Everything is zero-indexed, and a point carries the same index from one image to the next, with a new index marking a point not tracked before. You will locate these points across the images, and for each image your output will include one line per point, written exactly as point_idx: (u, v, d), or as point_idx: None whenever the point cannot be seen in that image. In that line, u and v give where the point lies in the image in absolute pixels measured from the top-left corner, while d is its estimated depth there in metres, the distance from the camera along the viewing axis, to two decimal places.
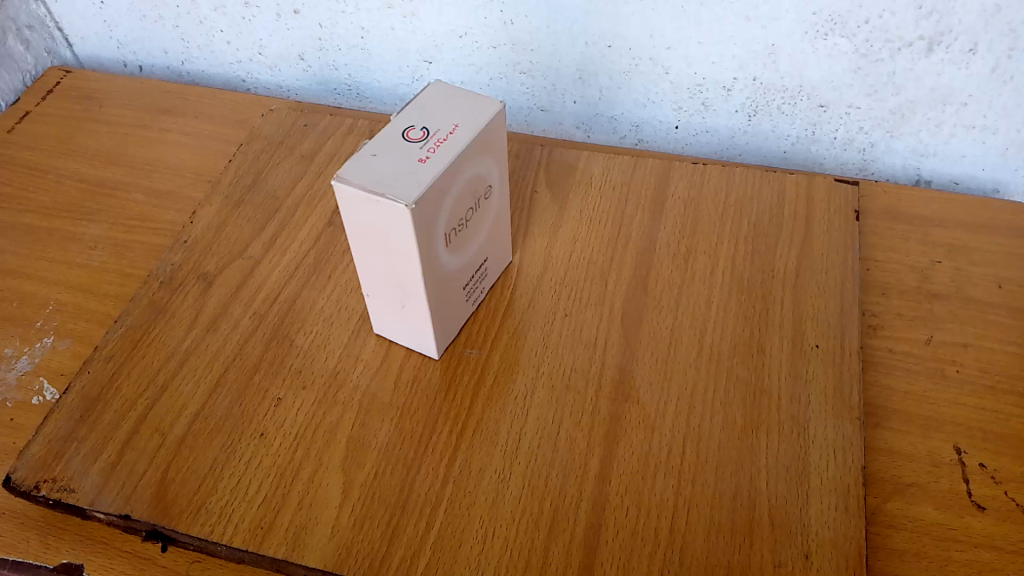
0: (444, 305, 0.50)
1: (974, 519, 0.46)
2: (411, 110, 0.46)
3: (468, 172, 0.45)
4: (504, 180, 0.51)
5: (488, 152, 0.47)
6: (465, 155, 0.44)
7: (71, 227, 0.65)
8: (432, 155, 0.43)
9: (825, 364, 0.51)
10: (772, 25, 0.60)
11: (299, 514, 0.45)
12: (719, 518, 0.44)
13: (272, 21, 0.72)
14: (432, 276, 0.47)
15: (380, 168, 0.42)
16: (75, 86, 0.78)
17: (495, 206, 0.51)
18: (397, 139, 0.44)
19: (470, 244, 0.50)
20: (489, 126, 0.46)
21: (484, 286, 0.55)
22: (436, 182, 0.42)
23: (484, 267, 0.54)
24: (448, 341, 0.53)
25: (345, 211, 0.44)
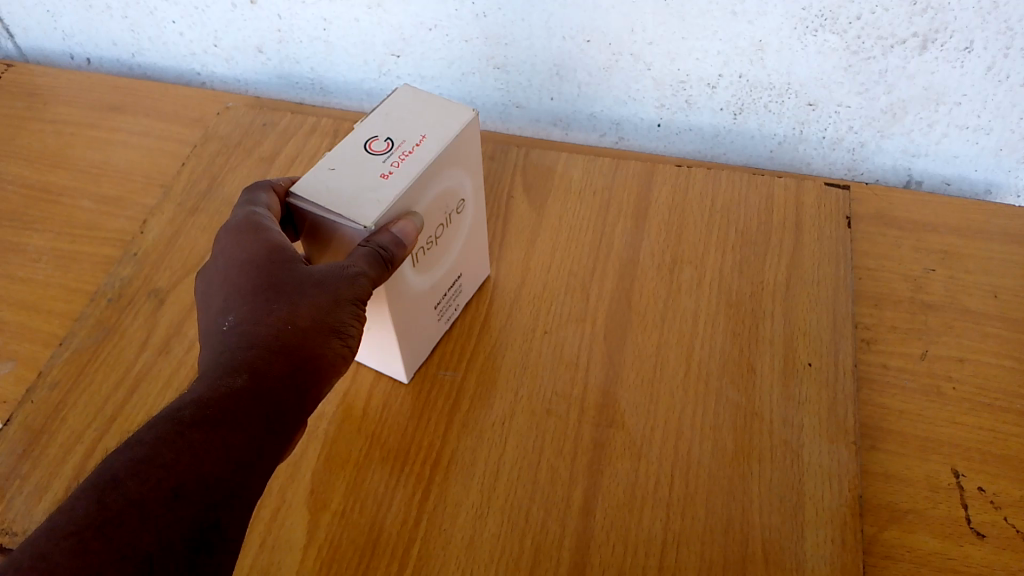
0: (413, 328, 0.47)
1: (974, 547, 0.44)
2: (376, 118, 0.42)
3: (436, 186, 0.42)
4: (479, 192, 0.48)
5: (460, 165, 0.43)
6: (434, 169, 0.41)
7: (13, 238, 0.60)
8: (395, 170, 0.39)
9: (818, 384, 0.48)
10: (759, 21, 0.57)
11: (260, 557, 0.42)
12: (710, 555, 0.42)
13: (227, 11, 0.68)
14: (396, 299, 0.43)
15: (338, 184, 0.39)
16: (16, 82, 0.73)
17: (470, 219, 0.48)
18: (358, 151, 0.40)
19: (440, 260, 0.47)
20: (462, 136, 0.42)
21: (458, 302, 0.52)
22: (400, 200, 0.38)
23: (458, 284, 0.50)
24: (418, 364, 0.50)
25: (303, 228, 0.40)
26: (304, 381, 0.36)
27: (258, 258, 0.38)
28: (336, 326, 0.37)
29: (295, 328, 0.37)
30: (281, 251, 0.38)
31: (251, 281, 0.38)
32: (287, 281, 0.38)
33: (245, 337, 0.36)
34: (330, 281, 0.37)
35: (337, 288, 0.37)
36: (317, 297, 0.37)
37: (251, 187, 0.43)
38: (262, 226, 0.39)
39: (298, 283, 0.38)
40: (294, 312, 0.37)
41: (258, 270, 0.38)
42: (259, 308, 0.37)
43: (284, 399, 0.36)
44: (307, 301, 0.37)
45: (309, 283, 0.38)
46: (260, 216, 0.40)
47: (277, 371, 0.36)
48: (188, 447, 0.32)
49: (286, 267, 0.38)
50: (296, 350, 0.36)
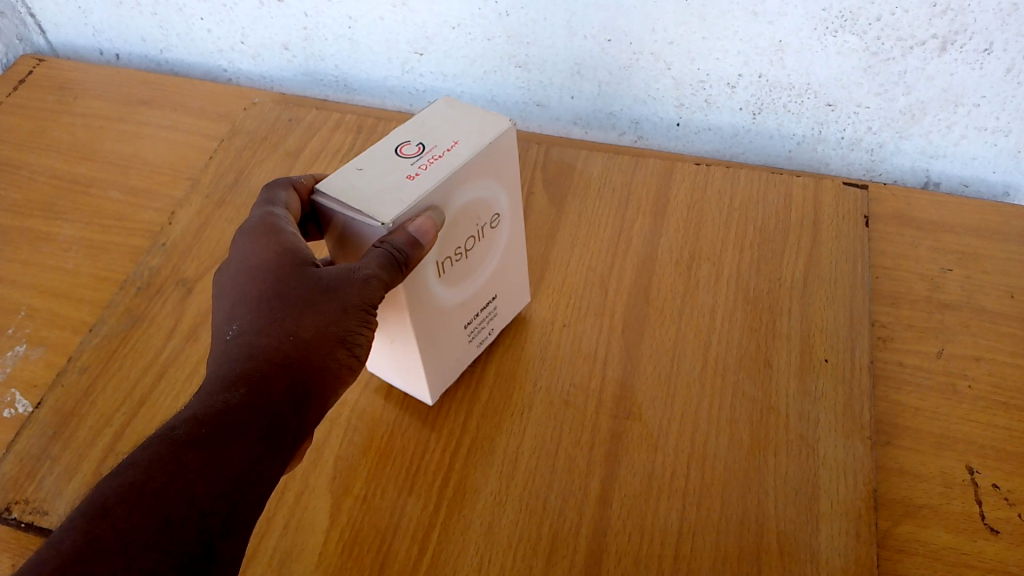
0: (441, 343, 0.45)
1: (988, 543, 0.44)
2: (411, 126, 0.43)
3: (465, 195, 0.41)
4: (516, 208, 0.47)
5: (493, 175, 0.43)
6: (461, 176, 0.40)
7: (44, 227, 0.62)
8: (421, 173, 0.39)
9: (834, 380, 0.49)
10: (780, 21, 0.58)
11: (284, 539, 0.43)
12: (726, 544, 0.42)
13: (255, 8, 0.69)
14: (419, 310, 0.42)
15: (363, 184, 0.39)
16: (48, 76, 0.74)
17: (505, 238, 0.47)
18: (388, 154, 0.41)
19: (472, 278, 0.45)
20: (494, 145, 0.42)
21: (494, 326, 0.51)
22: (423, 203, 0.38)
23: (494, 306, 0.49)
24: (447, 383, 0.49)
25: (328, 229, 0.41)
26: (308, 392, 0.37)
27: (267, 265, 0.39)
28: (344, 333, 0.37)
29: (301, 337, 0.37)
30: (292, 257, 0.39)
31: (261, 286, 0.38)
32: (296, 288, 0.38)
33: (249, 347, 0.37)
34: (340, 288, 0.37)
35: (346, 295, 0.37)
36: (326, 304, 0.37)
37: (271, 186, 0.43)
38: (278, 228, 0.40)
39: (306, 291, 0.38)
40: (300, 322, 0.37)
41: (268, 277, 0.38)
42: (266, 317, 0.38)
43: (284, 413, 0.36)
44: (314, 309, 0.37)
45: (319, 289, 0.38)
46: (275, 218, 0.40)
47: (279, 385, 0.36)
48: (182, 467, 0.32)
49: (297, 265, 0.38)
50: (300, 360, 0.37)
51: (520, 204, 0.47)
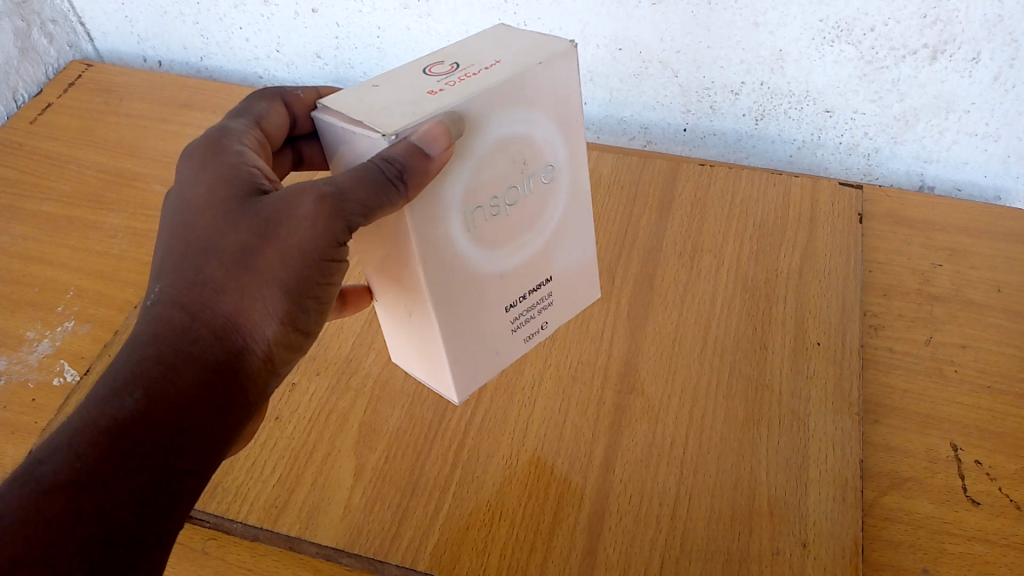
0: (470, 319, 0.41)
1: (968, 513, 0.47)
2: (452, 51, 0.40)
3: (503, 123, 0.38)
4: (570, 169, 0.43)
5: (542, 108, 0.40)
6: (499, 92, 0.37)
7: (92, 216, 0.67)
8: (445, 89, 0.36)
9: (826, 361, 0.52)
10: (780, 31, 0.62)
11: (312, 494, 0.47)
12: (720, 507, 0.45)
13: (290, 18, 0.74)
14: (436, 268, 0.38)
15: (379, 97, 0.37)
16: (98, 82, 0.80)
17: (555, 204, 0.44)
18: (416, 74, 0.38)
19: (508, 244, 0.41)
20: (546, 67, 0.39)
21: (545, 309, 0.47)
22: (444, 112, 0.35)
23: (541, 285, 0.45)
24: (478, 374, 0.44)
25: (336, 150, 0.38)
26: (226, 370, 0.35)
27: (202, 205, 0.37)
28: (274, 295, 0.36)
29: (221, 310, 0.35)
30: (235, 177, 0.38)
31: (194, 225, 0.37)
32: (226, 234, 0.36)
33: (162, 323, 0.35)
34: (278, 236, 0.36)
35: (286, 242, 0.35)
36: (261, 254, 0.35)
37: (243, 107, 0.44)
38: (225, 146, 0.40)
39: (237, 239, 0.36)
40: (222, 291, 0.35)
41: (200, 221, 0.37)
42: (187, 272, 0.36)
43: (189, 423, 0.34)
44: (244, 264, 0.35)
45: (255, 232, 0.36)
46: (225, 139, 0.41)
47: (183, 385, 0.34)
48: (53, 520, 0.30)
49: (231, 175, 0.37)
50: (219, 333, 0.35)
51: (580, 163, 0.44)
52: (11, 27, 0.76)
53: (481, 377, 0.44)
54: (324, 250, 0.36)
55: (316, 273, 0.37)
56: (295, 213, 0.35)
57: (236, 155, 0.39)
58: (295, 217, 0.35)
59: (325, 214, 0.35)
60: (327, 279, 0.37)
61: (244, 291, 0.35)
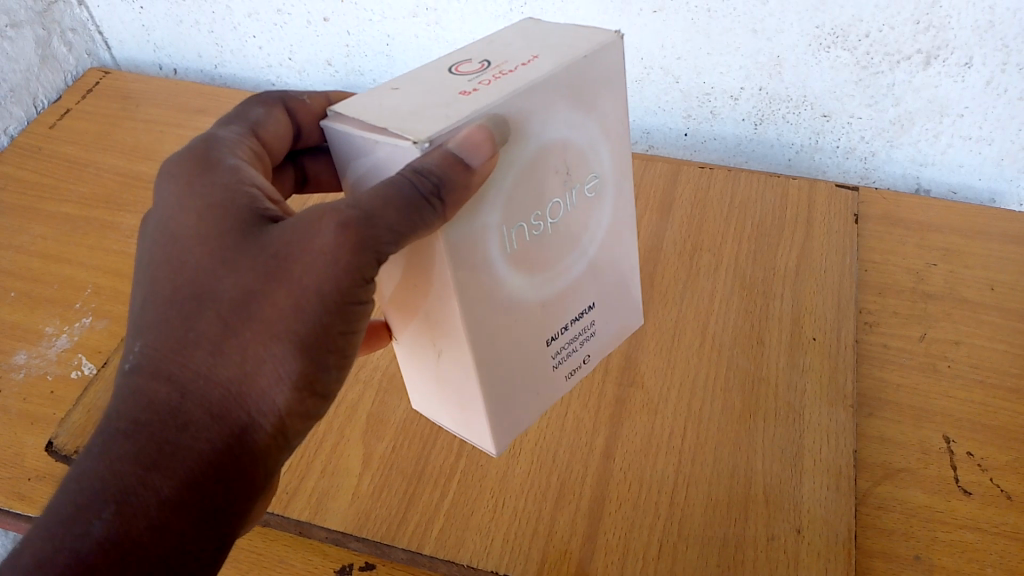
0: (509, 352, 0.38)
1: (960, 502, 0.48)
2: (479, 49, 0.37)
3: (543, 127, 0.34)
4: (613, 180, 0.40)
5: (585, 110, 0.36)
6: (539, 90, 0.33)
7: (109, 217, 0.69)
8: (480, 88, 0.33)
9: (822, 355, 0.54)
10: (777, 37, 0.63)
11: (322, 481, 0.49)
12: (716, 493, 0.47)
13: (302, 27, 0.77)
14: (471, 300, 0.34)
15: (405, 100, 0.33)
16: (116, 89, 0.83)
17: (597, 220, 0.40)
18: (443, 75, 0.35)
19: (548, 267, 0.38)
20: (589, 61, 0.35)
21: (587, 337, 0.43)
22: (481, 115, 0.31)
23: (583, 310, 0.42)
24: (516, 415, 0.40)
25: (353, 161, 0.34)
26: (228, 452, 0.32)
27: (197, 240, 0.33)
28: (285, 353, 0.32)
29: (219, 380, 0.32)
30: (233, 195, 0.34)
31: (187, 267, 0.33)
32: (226, 280, 0.32)
33: (146, 401, 0.31)
34: (289, 279, 0.32)
35: (299, 286, 0.32)
36: (268, 304, 0.32)
37: (237, 117, 0.41)
38: (219, 161, 0.36)
39: (240, 285, 0.32)
40: (219, 357, 0.32)
41: (194, 263, 0.33)
42: (176, 332, 0.32)
43: (186, 520, 0.31)
44: (246, 318, 0.32)
45: (260, 277, 0.32)
46: (218, 152, 0.36)
47: (174, 479, 0.31)
48: None
49: (229, 200, 0.34)
50: (213, 413, 0.32)
51: (623, 172, 0.41)
52: (32, 35, 0.79)
53: (523, 417, 0.41)
54: (346, 289, 0.32)
55: (336, 320, 0.33)
56: (310, 250, 0.32)
57: (233, 167, 0.35)
58: (311, 253, 0.32)
59: (352, 242, 0.31)
60: (351, 324, 0.34)
61: (247, 351, 0.32)
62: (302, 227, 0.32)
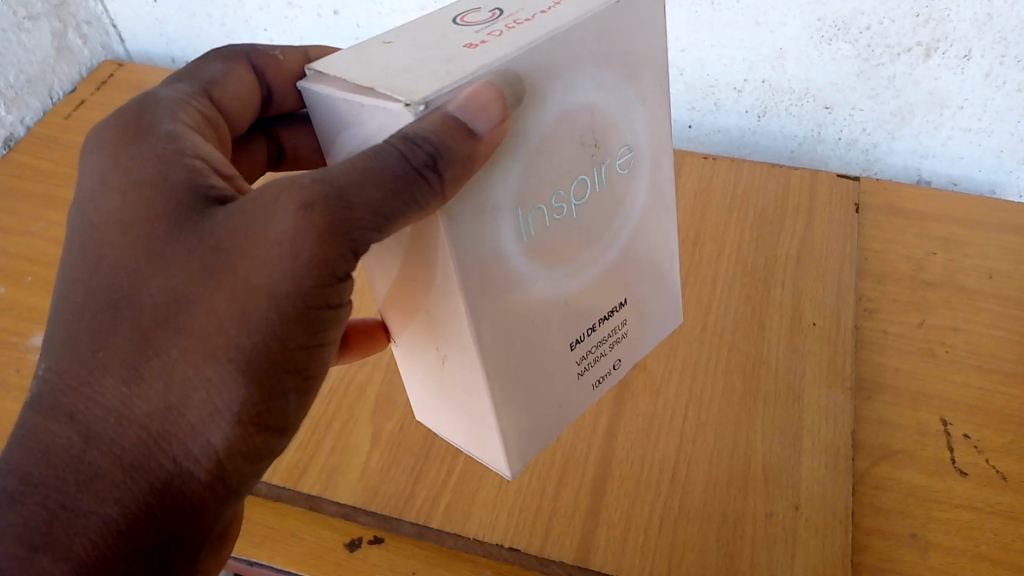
0: (525, 354, 0.37)
1: (957, 482, 0.48)
2: (490, 1, 0.36)
3: (569, 99, 0.33)
4: (643, 163, 0.40)
5: (616, 77, 0.35)
6: (565, 48, 0.32)
7: None
8: (486, 41, 0.32)
9: (821, 340, 0.55)
10: (780, 30, 0.64)
11: (332, 456, 0.51)
12: (717, 472, 0.48)
13: (313, 20, 0.78)
14: (488, 297, 0.33)
15: (404, 54, 0.32)
16: (130, 80, 0.84)
17: (620, 211, 0.39)
18: (450, 28, 0.34)
19: (567, 261, 0.37)
20: (620, 13, 0.34)
21: (616, 339, 0.43)
22: (486, 73, 0.29)
23: (611, 310, 0.41)
24: (531, 422, 0.39)
25: (336, 127, 0.33)
26: (148, 506, 0.31)
27: (126, 228, 0.32)
28: (222, 378, 0.30)
29: (138, 420, 0.30)
30: (178, 164, 0.33)
31: (115, 262, 0.32)
32: (156, 284, 0.31)
33: (53, 449, 0.31)
34: (231, 283, 0.30)
35: (246, 291, 0.30)
36: (203, 313, 0.30)
37: (178, 87, 0.39)
38: (152, 133, 0.34)
39: (171, 291, 0.30)
40: (139, 388, 0.30)
41: (120, 261, 0.31)
42: (94, 360, 0.31)
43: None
44: (178, 332, 0.30)
45: (199, 281, 0.30)
46: (151, 122, 0.35)
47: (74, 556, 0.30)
48: None
49: (161, 177, 0.32)
50: (130, 461, 0.30)
51: (654, 156, 0.40)
52: (49, 28, 0.80)
53: (546, 425, 0.40)
54: (303, 294, 0.30)
55: (293, 331, 0.31)
56: (258, 244, 0.30)
57: (176, 133, 0.34)
58: (264, 246, 0.30)
59: (322, 229, 0.30)
60: (311, 334, 0.32)
61: (172, 377, 0.30)
62: (246, 222, 0.30)
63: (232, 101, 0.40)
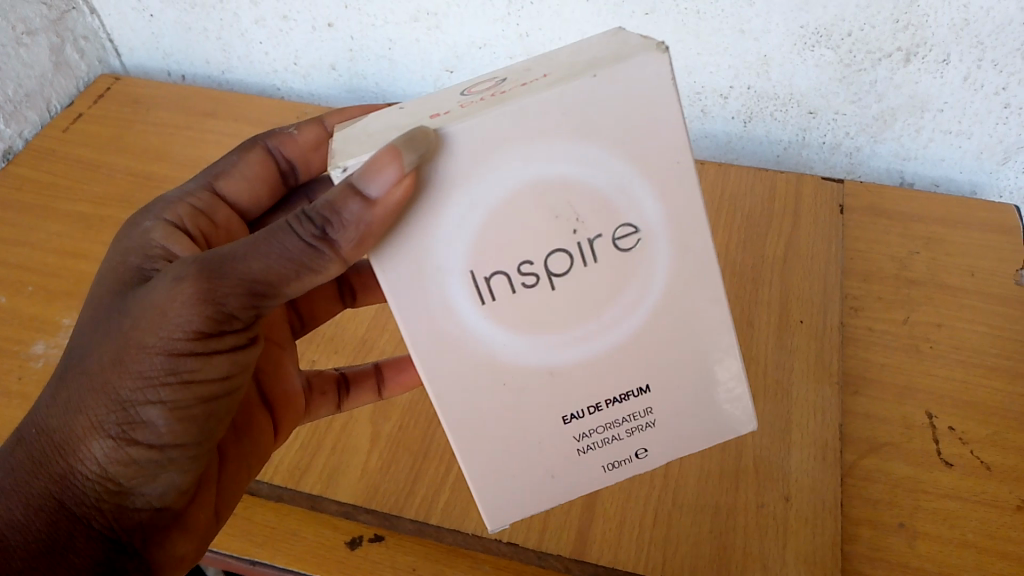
0: (498, 414, 0.37)
1: (942, 473, 0.49)
2: (526, 66, 0.37)
3: (535, 171, 0.32)
4: (660, 243, 0.35)
5: (602, 149, 0.32)
6: (527, 116, 0.32)
7: (122, 215, 0.72)
8: (450, 112, 0.33)
9: (808, 337, 0.57)
10: (764, 37, 0.66)
11: (332, 457, 0.52)
12: (709, 464, 0.49)
13: (307, 33, 0.79)
14: (436, 352, 0.35)
15: (386, 125, 0.35)
16: (128, 94, 0.86)
17: (639, 285, 0.36)
18: (450, 98, 0.36)
19: (552, 331, 0.36)
20: (601, 87, 0.32)
21: (637, 426, 0.39)
22: (399, 138, 0.31)
23: (625, 395, 0.38)
24: (516, 483, 0.39)
25: None
26: (51, 495, 0.38)
27: (95, 298, 0.41)
28: (98, 400, 0.37)
29: (47, 431, 0.38)
30: (139, 254, 0.42)
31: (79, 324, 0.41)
32: (84, 337, 0.39)
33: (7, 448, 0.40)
34: (117, 332, 0.38)
35: (124, 340, 0.37)
36: (94, 355, 0.38)
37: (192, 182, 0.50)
38: (135, 226, 0.45)
39: (90, 344, 0.39)
40: (53, 408, 0.38)
41: (77, 324, 0.41)
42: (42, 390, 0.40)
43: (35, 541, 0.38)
44: (81, 369, 0.38)
45: (102, 333, 0.38)
46: (136, 219, 0.46)
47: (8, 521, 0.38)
48: None
49: (124, 262, 0.42)
50: (38, 456, 0.38)
51: (681, 235, 0.35)
52: (47, 43, 0.81)
53: (536, 490, 0.39)
54: (172, 337, 0.36)
55: (157, 369, 0.37)
56: (141, 304, 0.37)
57: (150, 227, 0.44)
58: (143, 304, 0.37)
59: (187, 288, 0.36)
60: (178, 373, 0.37)
61: (70, 401, 0.38)
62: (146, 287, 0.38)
63: (240, 180, 0.51)
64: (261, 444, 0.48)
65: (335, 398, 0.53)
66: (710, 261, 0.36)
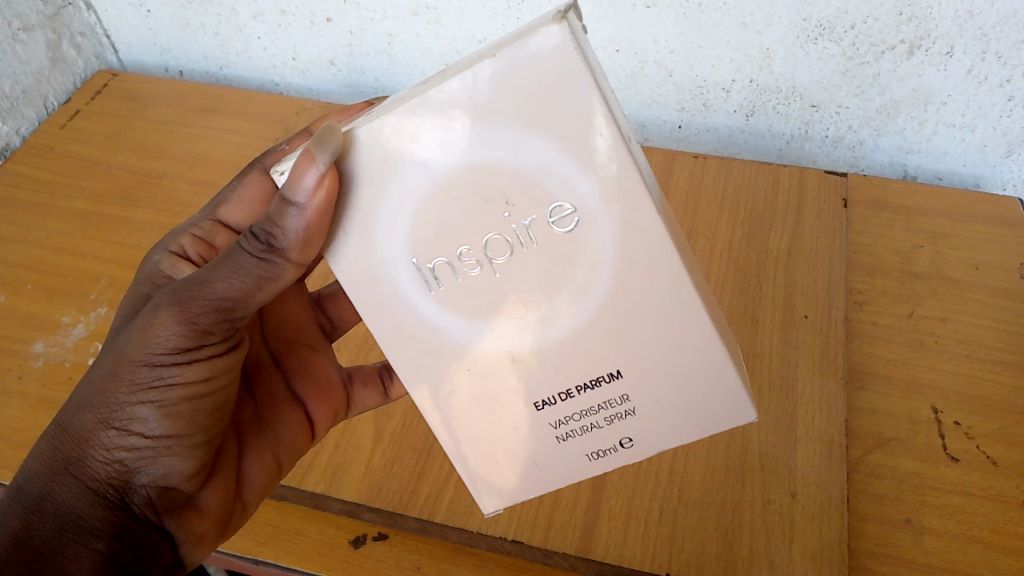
0: (468, 398, 0.38)
1: (948, 469, 0.49)
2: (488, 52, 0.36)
3: (451, 159, 0.32)
4: (598, 221, 0.32)
5: (512, 132, 0.31)
6: (432, 105, 0.31)
7: (121, 212, 0.71)
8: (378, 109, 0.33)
9: (813, 331, 0.56)
10: (766, 30, 0.66)
11: (335, 455, 0.52)
12: (714, 459, 0.49)
13: (306, 28, 0.79)
14: (395, 336, 0.36)
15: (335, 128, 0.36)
16: (126, 90, 0.85)
17: (585, 267, 0.33)
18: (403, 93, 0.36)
19: (496, 317, 0.35)
20: (502, 70, 0.30)
21: (616, 414, 0.37)
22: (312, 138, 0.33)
23: (598, 381, 0.36)
24: (503, 464, 0.40)
25: None
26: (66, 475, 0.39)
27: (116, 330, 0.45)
28: (98, 400, 0.39)
29: (62, 425, 0.40)
30: (148, 285, 0.47)
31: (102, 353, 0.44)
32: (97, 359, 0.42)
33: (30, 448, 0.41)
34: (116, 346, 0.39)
35: (118, 352, 0.39)
36: (99, 367, 0.40)
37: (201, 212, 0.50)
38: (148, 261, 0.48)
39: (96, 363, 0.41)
40: (66, 410, 0.40)
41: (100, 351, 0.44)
42: None
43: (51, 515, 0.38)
44: (89, 381, 0.40)
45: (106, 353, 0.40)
46: (150, 255, 0.49)
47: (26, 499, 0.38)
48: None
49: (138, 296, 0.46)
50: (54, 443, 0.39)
51: (620, 209, 0.32)
52: (43, 39, 0.81)
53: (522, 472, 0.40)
54: (159, 344, 0.38)
55: (147, 374, 0.38)
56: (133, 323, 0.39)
57: (158, 259, 0.48)
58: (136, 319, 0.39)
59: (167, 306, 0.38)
60: (163, 376, 0.38)
61: (78, 402, 0.39)
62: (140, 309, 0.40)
63: (240, 209, 0.49)
64: (294, 434, 0.48)
65: (378, 388, 0.52)
66: (656, 235, 0.33)
